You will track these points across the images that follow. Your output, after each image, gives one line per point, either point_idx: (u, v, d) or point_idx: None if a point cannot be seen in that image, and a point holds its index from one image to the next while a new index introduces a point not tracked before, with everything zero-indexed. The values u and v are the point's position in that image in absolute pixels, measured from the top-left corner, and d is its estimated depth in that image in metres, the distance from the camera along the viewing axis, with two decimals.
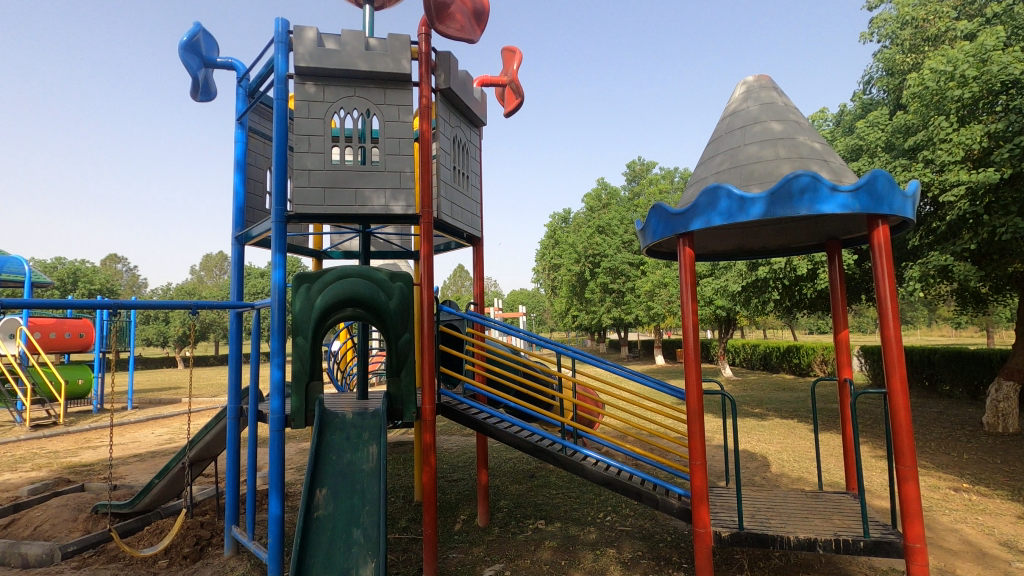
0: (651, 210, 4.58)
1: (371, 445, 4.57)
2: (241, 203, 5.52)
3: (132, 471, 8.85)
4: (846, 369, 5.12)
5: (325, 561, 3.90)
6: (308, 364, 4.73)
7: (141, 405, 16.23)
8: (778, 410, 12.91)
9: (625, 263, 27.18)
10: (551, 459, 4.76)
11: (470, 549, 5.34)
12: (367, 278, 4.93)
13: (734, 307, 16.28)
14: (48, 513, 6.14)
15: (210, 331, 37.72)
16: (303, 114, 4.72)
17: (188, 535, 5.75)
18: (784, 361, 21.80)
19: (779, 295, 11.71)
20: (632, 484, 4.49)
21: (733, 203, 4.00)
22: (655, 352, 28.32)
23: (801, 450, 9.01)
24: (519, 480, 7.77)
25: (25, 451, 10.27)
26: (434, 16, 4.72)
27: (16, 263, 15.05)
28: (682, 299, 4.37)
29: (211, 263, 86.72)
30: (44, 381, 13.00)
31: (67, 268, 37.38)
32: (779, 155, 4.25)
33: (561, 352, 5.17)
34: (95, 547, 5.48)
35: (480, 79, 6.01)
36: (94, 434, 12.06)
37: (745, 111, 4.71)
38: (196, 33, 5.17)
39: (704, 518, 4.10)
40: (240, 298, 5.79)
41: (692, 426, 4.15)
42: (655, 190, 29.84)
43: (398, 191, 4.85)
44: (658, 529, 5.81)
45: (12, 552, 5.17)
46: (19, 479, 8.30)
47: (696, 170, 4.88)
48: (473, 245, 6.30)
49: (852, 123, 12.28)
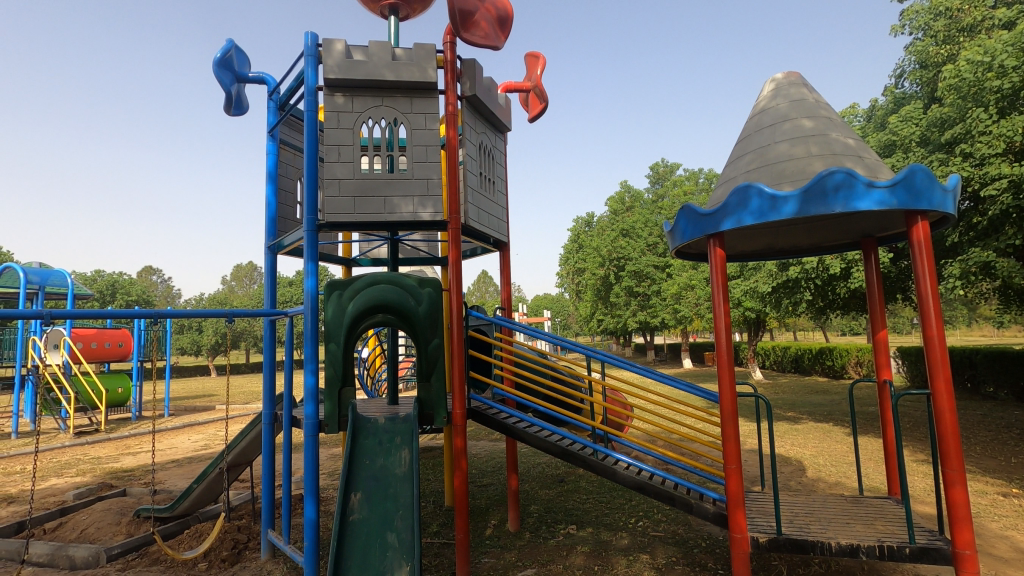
0: (680, 211, 4.55)
1: (403, 449, 4.62)
2: (273, 214, 5.65)
3: (171, 476, 9.11)
4: (886, 370, 4.98)
5: (360, 564, 3.95)
6: (341, 371, 4.80)
7: (177, 412, 16.72)
8: (813, 413, 12.60)
9: (650, 266, 27.09)
10: (582, 463, 4.72)
11: (502, 554, 5.34)
12: (397, 285, 5.00)
13: (763, 309, 16.01)
14: (93, 517, 6.36)
15: (242, 339, 38.62)
16: (333, 125, 4.82)
17: (226, 538, 5.87)
18: (817, 363, 21.27)
19: (811, 295, 11.45)
20: (665, 489, 4.43)
21: (765, 202, 3.95)
22: (682, 356, 27.90)
23: (838, 454, 8.77)
24: (549, 485, 7.74)
25: (70, 457, 10.68)
26: (459, 23, 4.78)
27: (60, 276, 15.58)
28: (713, 301, 4.31)
29: (241, 274, 88.98)
30: (86, 389, 13.42)
31: (106, 280, 39.00)
32: (811, 152, 4.18)
33: (590, 356, 5.12)
34: (138, 550, 5.64)
35: (505, 85, 6.05)
36: (134, 441, 12.44)
37: (774, 108, 4.65)
38: (229, 49, 5.36)
39: (741, 523, 4.01)
40: (273, 306, 5.90)
41: (725, 429, 4.10)
42: (679, 192, 29.69)
43: (425, 198, 4.91)
44: (691, 535, 5.72)
45: (60, 554, 5.35)
46: (65, 484, 8.61)
47: (725, 170, 4.82)
48: (499, 250, 6.32)
49: (884, 119, 11.99)
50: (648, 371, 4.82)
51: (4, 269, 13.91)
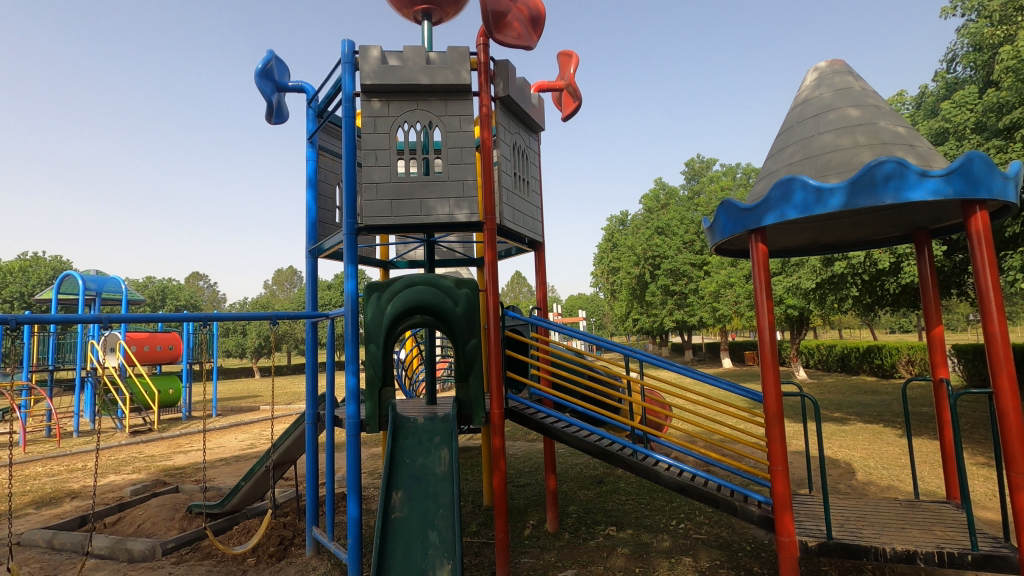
0: (720, 207, 4.46)
1: (442, 449, 4.67)
2: (314, 219, 5.80)
3: (221, 474, 9.44)
4: (942, 368, 4.74)
5: (403, 562, 4.00)
6: (381, 371, 4.89)
7: (225, 412, 17.34)
8: (861, 413, 12.13)
9: (687, 264, 26.69)
10: (622, 464, 4.66)
11: (541, 554, 5.33)
12: (434, 286, 5.06)
13: (807, 306, 15.52)
14: (149, 512, 6.64)
15: (284, 341, 39.76)
16: (370, 130, 4.91)
17: (273, 535, 6.04)
18: (864, 362, 20.47)
19: (858, 291, 11.02)
20: (708, 491, 4.33)
21: (810, 194, 3.83)
22: (722, 355, 27.23)
23: (891, 457, 8.41)
24: (587, 485, 7.68)
25: (127, 455, 11.20)
26: (492, 25, 4.79)
27: (115, 283, 16.36)
28: (756, 297, 4.21)
29: (282, 279, 91.62)
30: (140, 390, 14.05)
31: (157, 286, 40.85)
32: (858, 142, 4.03)
33: (628, 355, 5.03)
34: (191, 544, 5.87)
35: (538, 84, 6.04)
36: (185, 440, 12.94)
37: (818, 98, 4.50)
38: (269, 60, 5.53)
39: (788, 526, 3.90)
40: (314, 308, 6.04)
41: (771, 431, 4.00)
42: (717, 188, 29.07)
43: (461, 200, 4.95)
44: (736, 538, 5.58)
45: (119, 547, 5.62)
46: (123, 480, 9.04)
47: (766, 164, 4.69)
48: (534, 250, 6.31)
49: (935, 105, 11.43)
50: (688, 370, 4.71)
51: (64, 277, 14.71)
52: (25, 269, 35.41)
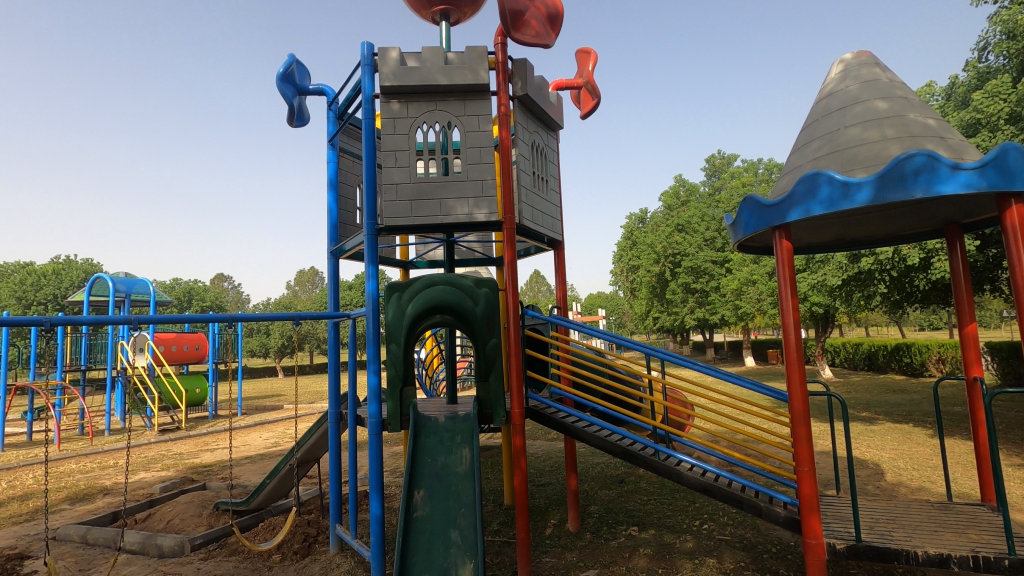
0: (743, 203, 4.39)
1: (464, 448, 4.69)
2: (335, 220, 5.87)
3: (246, 472, 9.62)
4: (975, 366, 4.60)
5: (425, 560, 4.02)
6: (402, 371, 4.92)
7: (250, 411, 17.66)
8: (889, 413, 11.85)
9: (708, 262, 26.36)
10: (643, 463, 4.61)
11: (563, 554, 5.32)
12: (454, 286, 5.07)
13: (833, 303, 15.22)
14: (178, 508, 6.78)
15: (307, 341, 40.36)
16: (389, 131, 4.94)
17: (297, 532, 6.13)
18: (892, 360, 19.98)
19: (886, 288, 10.76)
20: (732, 491, 4.27)
21: (836, 189, 3.75)
22: (745, 354, 26.78)
23: (922, 458, 8.19)
24: (609, 485, 7.64)
25: (156, 452, 11.47)
26: (510, 23, 4.78)
27: (144, 285, 16.75)
28: (781, 294, 4.14)
29: (304, 280, 92.97)
30: (168, 390, 14.38)
31: (184, 288, 41.86)
32: (886, 135, 3.93)
33: (649, 354, 4.97)
34: (218, 541, 5.99)
35: (556, 83, 6.01)
36: (211, 438, 13.21)
37: (843, 91, 4.40)
38: (291, 63, 5.60)
39: (815, 528, 3.84)
40: (336, 308, 6.10)
41: (797, 430, 3.92)
42: (738, 184, 28.65)
43: (480, 200, 4.96)
44: (761, 539, 5.50)
45: (150, 543, 5.76)
46: (152, 477, 9.26)
47: (790, 159, 4.60)
48: (554, 249, 6.30)
49: (966, 96, 11.08)
50: (710, 370, 4.64)
51: (95, 279, 15.12)
52: (59, 272, 36.30)
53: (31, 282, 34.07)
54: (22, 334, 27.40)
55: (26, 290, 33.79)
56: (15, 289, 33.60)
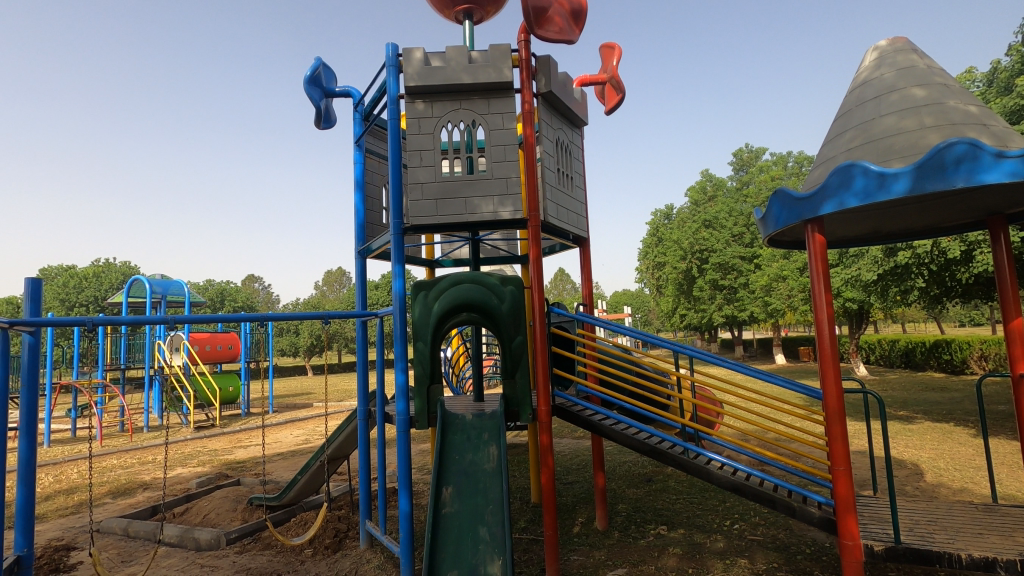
0: (773, 196, 4.31)
1: (491, 445, 4.70)
2: (362, 220, 5.94)
3: (278, 468, 9.83)
4: (1021, 364, 4.43)
5: (454, 557, 4.04)
6: (429, 368, 4.97)
7: (281, 409, 18.06)
8: (928, 412, 11.45)
9: (737, 258, 25.89)
10: (672, 462, 4.56)
11: (591, 552, 5.29)
12: (480, 283, 5.08)
13: (867, 298, 14.80)
14: (213, 503, 6.97)
15: (335, 341, 41.06)
16: (414, 131, 4.98)
17: (329, 527, 6.25)
18: (931, 357, 19.32)
19: (925, 282, 10.40)
20: (764, 491, 4.18)
21: (872, 180, 3.63)
22: (776, 351, 26.21)
23: (964, 458, 7.89)
24: (636, 483, 7.57)
25: (192, 449, 11.81)
26: (534, 20, 4.77)
27: (179, 286, 17.23)
28: (814, 290, 4.04)
29: (332, 280, 94.56)
30: (202, 388, 14.77)
31: (217, 289, 43.04)
32: (924, 124, 3.80)
33: (678, 351, 4.88)
34: (252, 535, 6.14)
35: (580, 79, 5.97)
36: (244, 435, 13.54)
37: (878, 79, 4.26)
38: (317, 67, 5.69)
39: (852, 529, 3.74)
40: (364, 307, 6.17)
41: (832, 429, 3.82)
42: (767, 177, 28.04)
43: (505, 198, 4.96)
44: (794, 540, 5.38)
45: (187, 536, 5.93)
46: (189, 473, 9.54)
47: (822, 149, 4.48)
48: (579, 246, 6.26)
49: (1009, 82, 10.59)
50: (741, 367, 4.54)
51: (133, 281, 15.65)
52: (99, 275, 37.44)
53: (73, 285, 35.45)
54: (65, 335, 28.52)
55: (69, 293, 35.21)
56: (58, 292, 35.03)
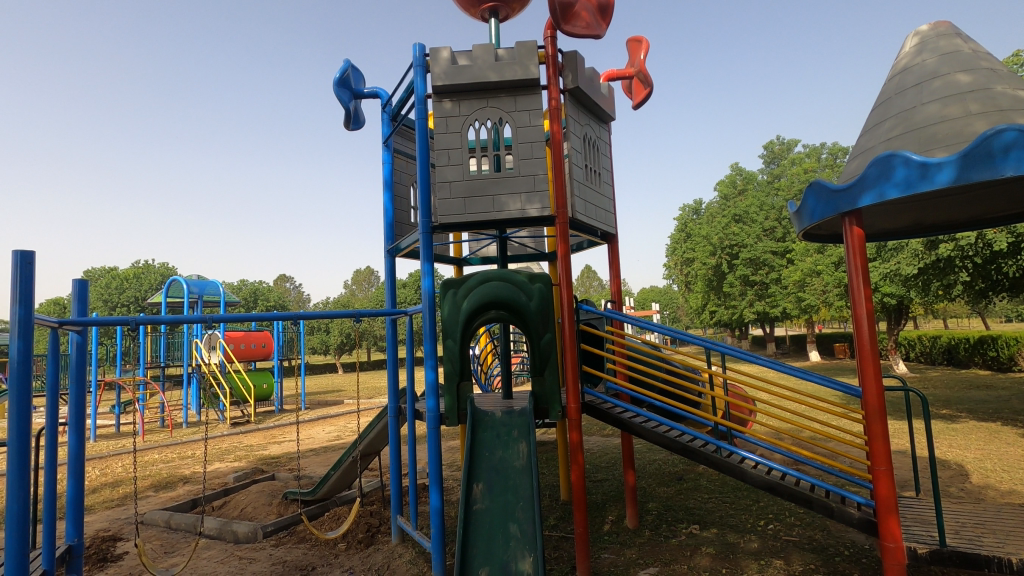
0: (809, 189, 4.21)
1: (521, 443, 4.71)
2: (391, 219, 6.01)
3: (311, 464, 10.04)
4: None
5: (485, 553, 4.07)
6: (459, 366, 5.00)
7: (313, 405, 18.44)
8: (973, 410, 11.03)
9: (768, 253, 25.36)
10: (704, 460, 4.48)
11: (622, 551, 5.26)
12: (508, 281, 5.09)
13: (907, 293, 14.32)
14: (250, 497, 7.16)
15: (364, 339, 41.72)
16: (442, 131, 5.01)
17: (361, 522, 6.35)
18: (976, 354, 18.59)
19: (969, 276, 10.03)
20: (800, 491, 4.08)
21: (913, 170, 3.51)
22: (810, 348, 25.53)
23: (1013, 459, 7.57)
24: (667, 482, 7.50)
25: (229, 445, 12.14)
26: (560, 16, 4.75)
27: (214, 286, 17.70)
28: (852, 284, 3.93)
29: (360, 279, 96.00)
30: (238, 385, 15.16)
31: (250, 288, 44.18)
32: (970, 111, 3.65)
33: (709, 348, 4.80)
34: (287, 528, 6.29)
35: (607, 74, 5.92)
36: (278, 431, 13.87)
37: (919, 65, 4.11)
38: (346, 69, 5.77)
39: (893, 531, 3.63)
40: (394, 306, 6.24)
41: (872, 427, 3.71)
42: (800, 170, 27.36)
43: (532, 195, 4.95)
44: (832, 542, 5.24)
45: (226, 529, 6.11)
46: (226, 468, 9.82)
47: (860, 140, 4.36)
48: (607, 242, 6.21)
49: None
50: (776, 364, 4.43)
51: (171, 282, 16.17)
52: (139, 276, 38.73)
53: (115, 285, 36.89)
54: (108, 334, 29.72)
55: (111, 293, 36.72)
56: (102, 293, 36.55)
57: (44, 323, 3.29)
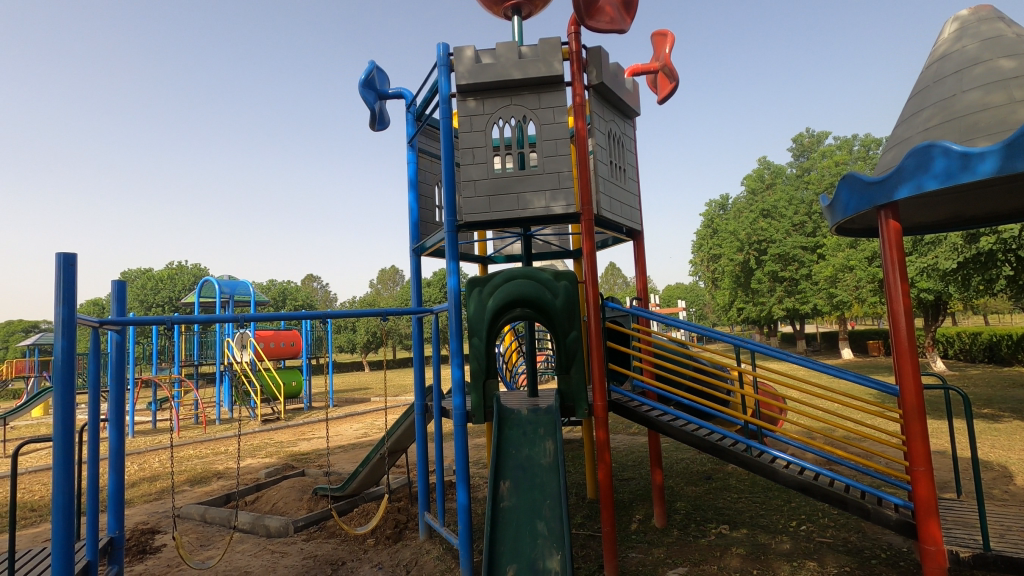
0: (842, 181, 4.11)
1: (547, 440, 4.71)
2: (416, 219, 6.06)
3: (340, 460, 10.21)
4: None
5: (513, 550, 4.08)
6: (484, 364, 5.00)
7: (341, 403, 18.74)
8: (1017, 410, 10.61)
9: (798, 248, 24.79)
10: (735, 459, 4.40)
11: (650, 550, 5.22)
12: (534, 279, 5.08)
13: (946, 288, 13.85)
14: (281, 492, 7.31)
15: (390, 338, 42.18)
16: (467, 129, 5.02)
17: (389, 518, 6.43)
18: (1019, 351, 17.88)
19: (1012, 270, 9.65)
20: (834, 491, 3.98)
21: (954, 161, 3.38)
22: (842, 345, 24.86)
23: None
24: (695, 481, 7.41)
25: (260, 441, 12.42)
26: (584, 12, 4.71)
27: (244, 286, 18.10)
28: (889, 279, 3.81)
29: (385, 278, 97.12)
30: (268, 383, 15.49)
31: (279, 288, 45.12)
32: (1014, 97, 3.50)
33: (739, 345, 4.71)
34: (318, 523, 6.40)
35: (631, 69, 5.86)
36: (307, 428, 14.13)
37: (959, 52, 3.96)
38: (371, 70, 5.83)
39: (934, 534, 3.52)
40: (420, 304, 6.29)
41: (911, 426, 3.60)
42: (831, 163, 26.69)
43: (557, 192, 4.92)
44: (867, 544, 5.11)
45: (259, 523, 6.25)
46: (258, 464, 10.05)
47: (897, 130, 4.23)
48: (633, 239, 6.15)
49: None
50: (809, 362, 4.32)
51: (204, 282, 16.61)
52: (173, 276, 39.81)
53: (151, 286, 38.09)
54: (145, 333, 30.66)
55: (147, 294, 37.92)
56: (138, 293, 37.78)
57: (85, 323, 3.40)
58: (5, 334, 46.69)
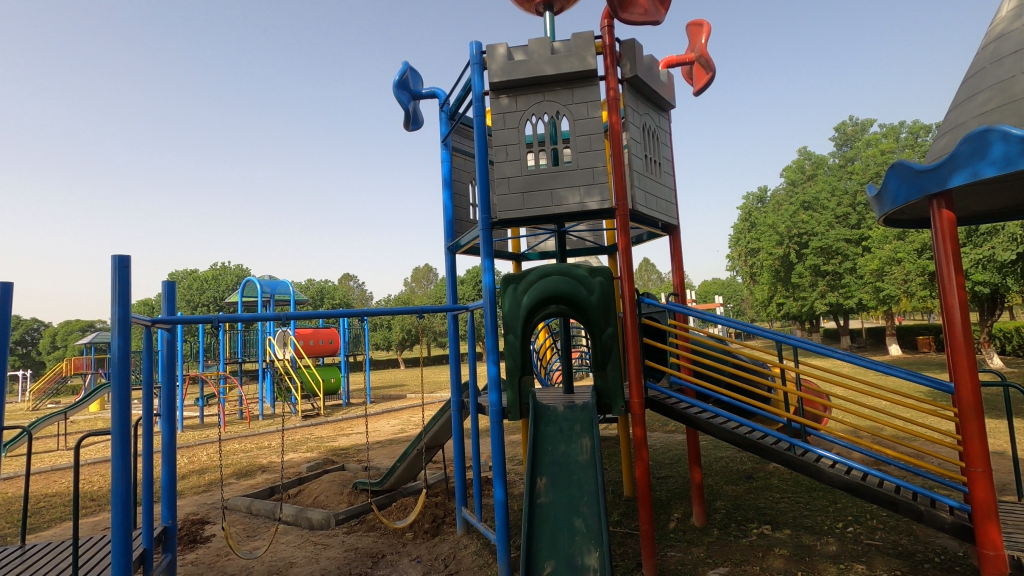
0: (890, 170, 3.96)
1: (584, 437, 4.70)
2: (451, 217, 6.12)
3: (378, 455, 10.40)
4: None
5: (551, 545, 4.08)
6: (520, 360, 5.01)
7: (378, 399, 19.09)
8: None
9: (841, 240, 23.90)
10: (777, 458, 4.28)
11: (689, 549, 5.14)
12: (568, 276, 5.06)
13: (1004, 280, 13.15)
14: (323, 486, 7.51)
15: (425, 335, 42.68)
16: (500, 127, 5.04)
17: (427, 512, 6.52)
18: None
19: None
20: (885, 492, 3.83)
21: (1013, 146, 3.21)
22: (890, 341, 23.84)
23: None
24: (736, 480, 7.26)
25: (302, 436, 12.76)
26: (617, 4, 4.67)
27: (284, 285, 18.60)
28: (942, 272, 3.65)
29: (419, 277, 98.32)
30: (308, 379, 15.91)
31: (318, 287, 46.20)
32: None
33: (781, 341, 4.57)
34: (358, 517, 6.55)
35: (666, 61, 5.76)
36: (347, 424, 14.44)
37: (1019, 30, 3.75)
38: (405, 71, 5.91)
39: (992, 537, 3.40)
40: (455, 301, 6.35)
41: (968, 425, 3.44)
42: (876, 151, 25.65)
43: (592, 187, 4.90)
44: (920, 547, 4.90)
45: (302, 516, 6.43)
46: (300, 458, 10.34)
47: (950, 115, 4.05)
48: (669, 234, 6.05)
49: None
50: (856, 358, 4.16)
51: (246, 282, 17.13)
52: (217, 277, 41.22)
53: (197, 286, 39.55)
54: (192, 332, 31.86)
55: (194, 294, 39.38)
56: (185, 294, 39.25)
57: (138, 322, 3.57)
58: (64, 333, 49.15)
